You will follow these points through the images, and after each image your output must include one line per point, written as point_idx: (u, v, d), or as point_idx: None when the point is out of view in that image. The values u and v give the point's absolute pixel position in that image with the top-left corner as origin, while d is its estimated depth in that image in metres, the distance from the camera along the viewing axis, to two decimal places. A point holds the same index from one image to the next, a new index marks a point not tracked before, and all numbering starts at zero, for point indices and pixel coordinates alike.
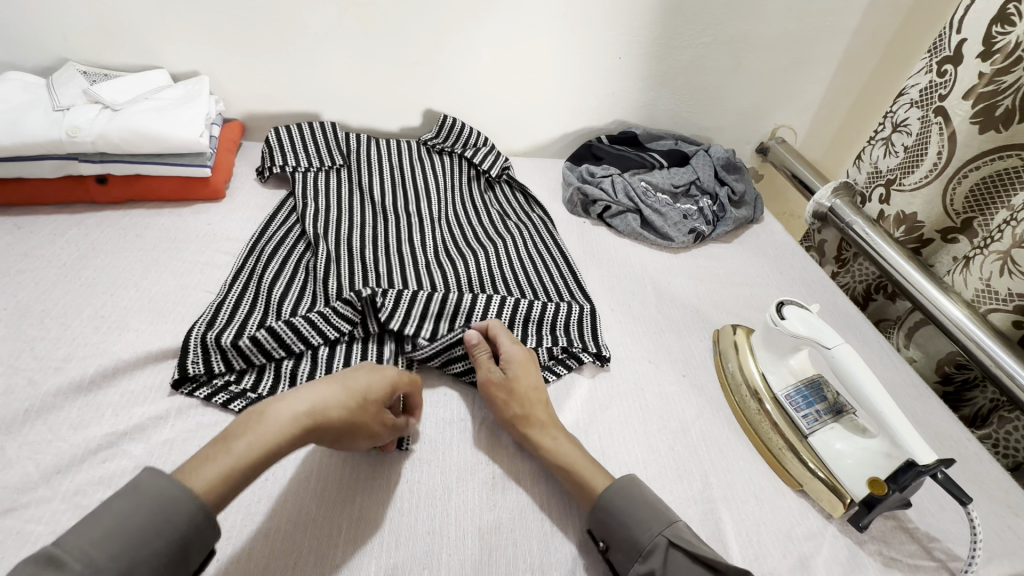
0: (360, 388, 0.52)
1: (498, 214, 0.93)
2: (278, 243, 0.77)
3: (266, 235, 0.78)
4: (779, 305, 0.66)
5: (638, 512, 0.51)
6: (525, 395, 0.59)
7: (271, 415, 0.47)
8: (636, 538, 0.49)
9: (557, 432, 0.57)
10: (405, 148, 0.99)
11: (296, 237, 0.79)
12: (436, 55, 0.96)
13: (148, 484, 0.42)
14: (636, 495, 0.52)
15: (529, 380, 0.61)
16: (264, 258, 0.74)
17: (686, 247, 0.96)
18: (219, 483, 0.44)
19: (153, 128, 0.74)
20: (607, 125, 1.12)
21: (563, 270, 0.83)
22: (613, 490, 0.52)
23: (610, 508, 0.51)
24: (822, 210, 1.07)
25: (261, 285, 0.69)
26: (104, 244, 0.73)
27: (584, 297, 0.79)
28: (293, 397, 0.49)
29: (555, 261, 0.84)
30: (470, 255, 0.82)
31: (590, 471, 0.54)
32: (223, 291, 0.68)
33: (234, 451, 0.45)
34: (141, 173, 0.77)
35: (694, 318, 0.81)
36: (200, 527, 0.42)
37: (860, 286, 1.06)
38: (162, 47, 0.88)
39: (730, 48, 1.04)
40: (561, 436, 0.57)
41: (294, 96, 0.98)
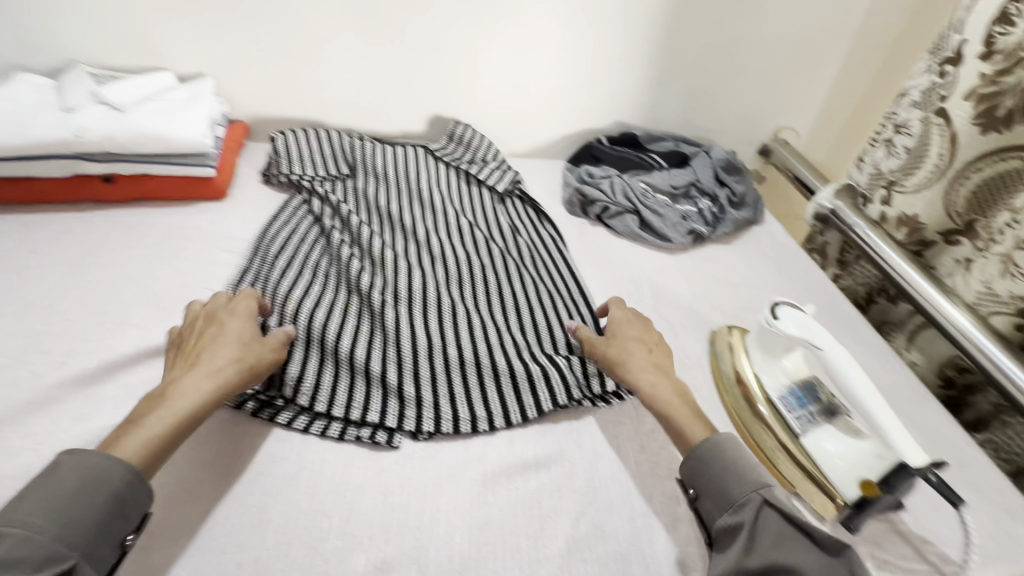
0: (218, 342, 0.56)
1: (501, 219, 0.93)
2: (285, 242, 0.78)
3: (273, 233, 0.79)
4: (774, 306, 0.66)
5: (730, 481, 0.52)
6: (624, 346, 0.65)
7: (174, 392, 0.51)
8: (730, 489, 0.51)
9: (654, 377, 0.61)
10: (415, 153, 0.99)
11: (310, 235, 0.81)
12: (437, 56, 0.97)
13: (78, 459, 0.45)
14: (716, 457, 0.53)
15: (629, 338, 0.66)
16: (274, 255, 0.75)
17: (684, 248, 0.96)
18: (149, 450, 0.47)
19: (158, 128, 0.76)
20: (608, 126, 1.12)
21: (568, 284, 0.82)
22: (706, 442, 0.55)
23: (699, 462, 0.54)
24: (823, 213, 1.06)
25: (270, 284, 0.71)
26: (110, 241, 0.75)
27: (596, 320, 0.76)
28: (192, 374, 0.53)
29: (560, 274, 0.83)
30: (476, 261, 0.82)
31: (685, 421, 0.57)
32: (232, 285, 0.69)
33: (142, 424, 0.48)
34: (147, 173, 0.79)
35: (691, 319, 0.81)
36: (135, 482, 0.45)
37: (862, 289, 1.06)
38: (168, 49, 0.90)
39: (731, 49, 1.04)
40: (659, 382, 0.61)
41: (297, 97, 0.99)
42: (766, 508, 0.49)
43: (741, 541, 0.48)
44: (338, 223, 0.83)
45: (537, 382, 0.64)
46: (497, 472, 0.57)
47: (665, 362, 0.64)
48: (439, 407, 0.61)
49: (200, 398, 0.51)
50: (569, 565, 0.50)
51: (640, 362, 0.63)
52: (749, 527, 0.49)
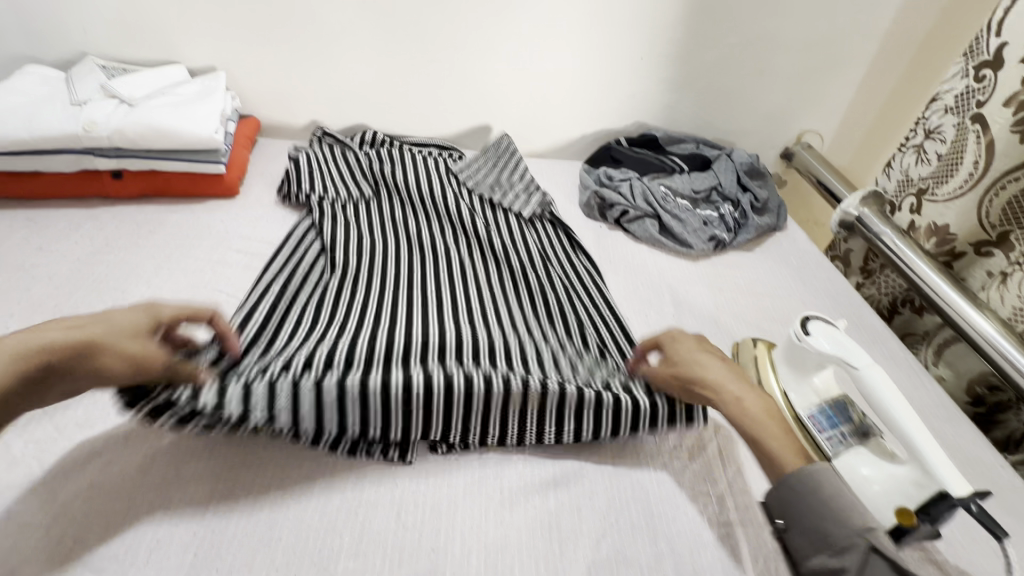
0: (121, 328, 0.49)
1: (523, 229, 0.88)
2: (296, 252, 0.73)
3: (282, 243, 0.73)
4: (804, 320, 0.63)
5: (830, 514, 0.48)
6: (695, 370, 0.57)
7: (58, 335, 0.45)
8: (829, 531, 0.48)
9: (743, 403, 0.55)
10: (435, 155, 0.94)
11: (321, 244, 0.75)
12: (454, 52, 0.94)
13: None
14: (823, 492, 0.49)
15: (700, 359, 0.58)
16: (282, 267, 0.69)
17: (706, 255, 0.93)
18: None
19: (168, 123, 0.74)
20: (626, 127, 1.09)
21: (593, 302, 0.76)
22: (797, 478, 0.50)
23: (794, 497, 0.50)
24: (848, 220, 1.03)
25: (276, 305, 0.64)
26: (119, 240, 0.73)
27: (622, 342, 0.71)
28: (79, 326, 0.47)
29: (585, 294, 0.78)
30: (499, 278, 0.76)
31: (780, 450, 0.53)
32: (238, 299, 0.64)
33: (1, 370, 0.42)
34: (156, 169, 0.77)
35: (714, 330, 0.78)
36: None
37: (886, 299, 1.02)
38: (180, 42, 0.88)
39: (757, 49, 1.01)
40: (748, 408, 0.55)
41: (310, 93, 0.97)
42: (873, 556, 0.45)
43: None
44: (352, 233, 0.78)
45: (571, 412, 0.59)
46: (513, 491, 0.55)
47: (747, 382, 0.58)
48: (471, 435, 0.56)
49: (72, 342, 0.45)
50: None
51: (728, 387, 0.56)
52: (854, 574, 0.45)
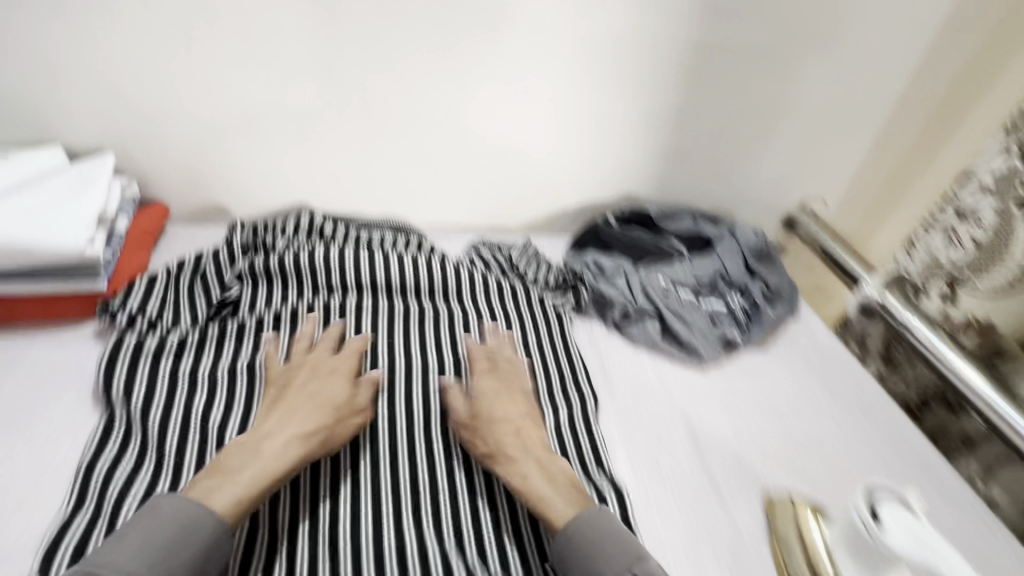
0: (332, 399, 0.56)
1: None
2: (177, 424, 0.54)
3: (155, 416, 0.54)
4: (868, 495, 0.49)
5: (598, 548, 0.48)
6: (490, 427, 0.57)
7: (263, 444, 0.50)
8: (598, 568, 0.47)
9: (525, 465, 0.54)
10: (397, 258, 0.76)
11: (217, 412, 0.56)
12: (408, 124, 0.79)
13: (157, 511, 0.44)
14: (591, 526, 0.49)
15: (496, 413, 0.59)
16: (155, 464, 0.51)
17: (716, 360, 0.78)
18: (241, 504, 0.46)
19: (21, 238, 0.56)
20: (612, 200, 0.95)
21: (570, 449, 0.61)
22: (580, 522, 0.50)
23: (569, 545, 0.49)
24: (869, 304, 0.90)
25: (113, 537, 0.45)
26: None
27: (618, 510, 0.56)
28: (277, 419, 0.53)
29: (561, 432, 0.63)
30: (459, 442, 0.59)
31: (550, 502, 0.52)
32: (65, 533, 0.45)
33: (224, 473, 0.48)
34: (8, 291, 0.58)
35: (737, 477, 0.63)
36: (222, 540, 0.45)
37: (917, 394, 0.90)
38: (60, 119, 0.70)
39: (757, 115, 0.89)
40: (530, 470, 0.54)
41: (232, 171, 0.79)
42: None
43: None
44: (260, 387, 0.59)
45: None
46: None
47: (534, 437, 0.58)
48: None
49: (293, 449, 0.51)
50: None
51: (512, 442, 0.56)
52: None
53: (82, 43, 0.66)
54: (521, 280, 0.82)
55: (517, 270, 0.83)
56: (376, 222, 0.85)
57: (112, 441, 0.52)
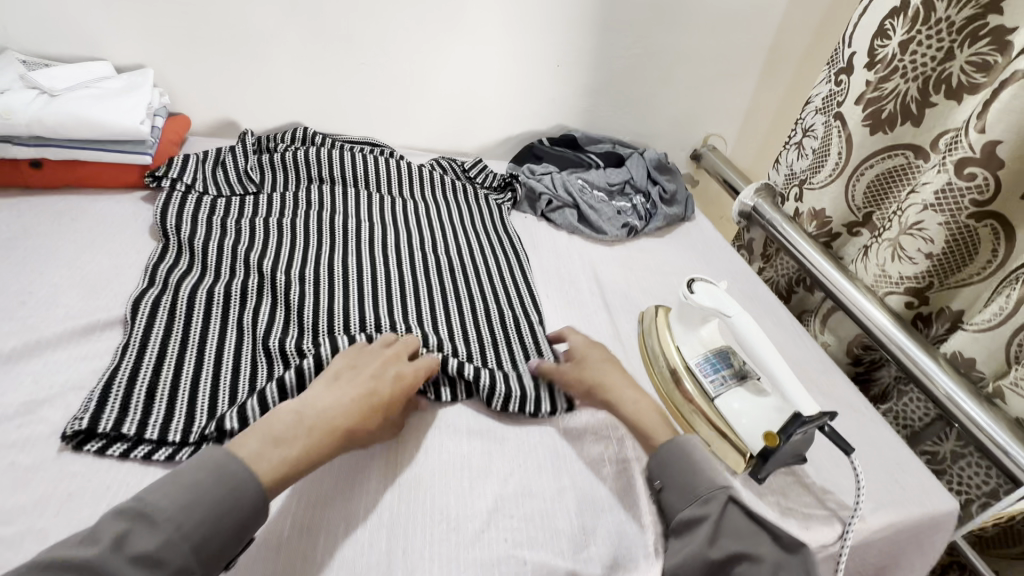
0: (392, 385, 0.55)
1: (455, 233, 0.92)
2: (216, 246, 0.74)
3: (199, 242, 0.74)
4: (690, 282, 0.71)
5: (693, 471, 0.54)
6: (592, 373, 0.65)
7: (306, 414, 0.50)
8: (696, 485, 0.53)
9: (643, 405, 0.62)
10: (371, 157, 0.99)
11: (244, 244, 0.76)
12: (383, 57, 1.01)
13: (219, 458, 0.44)
14: (691, 452, 0.56)
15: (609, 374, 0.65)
16: (202, 268, 0.71)
17: (620, 241, 1.02)
18: (285, 471, 0.46)
19: (92, 113, 0.76)
20: (548, 129, 1.18)
21: (506, 279, 0.84)
22: (672, 447, 0.57)
23: (669, 457, 0.56)
24: (746, 210, 1.15)
25: (180, 295, 0.64)
26: (35, 226, 0.73)
27: (535, 310, 0.78)
28: (329, 398, 0.52)
29: (499, 270, 0.85)
30: (422, 272, 0.80)
31: (655, 428, 0.60)
32: (144, 291, 0.64)
33: (275, 437, 0.47)
34: (80, 158, 0.78)
35: (623, 303, 0.86)
36: (259, 512, 0.44)
37: (784, 279, 1.14)
38: (106, 41, 0.89)
39: (659, 59, 1.13)
40: (638, 403, 0.62)
41: (239, 92, 0.99)
42: (729, 504, 0.51)
43: (704, 532, 0.49)
44: (276, 231, 0.80)
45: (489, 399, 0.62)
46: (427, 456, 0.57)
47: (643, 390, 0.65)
48: None
49: (326, 426, 0.50)
50: (497, 519, 0.52)
51: (625, 387, 0.63)
52: (713, 519, 0.50)
53: None
54: (471, 182, 1.05)
55: (468, 174, 1.05)
56: (357, 138, 1.06)
57: (169, 254, 0.71)
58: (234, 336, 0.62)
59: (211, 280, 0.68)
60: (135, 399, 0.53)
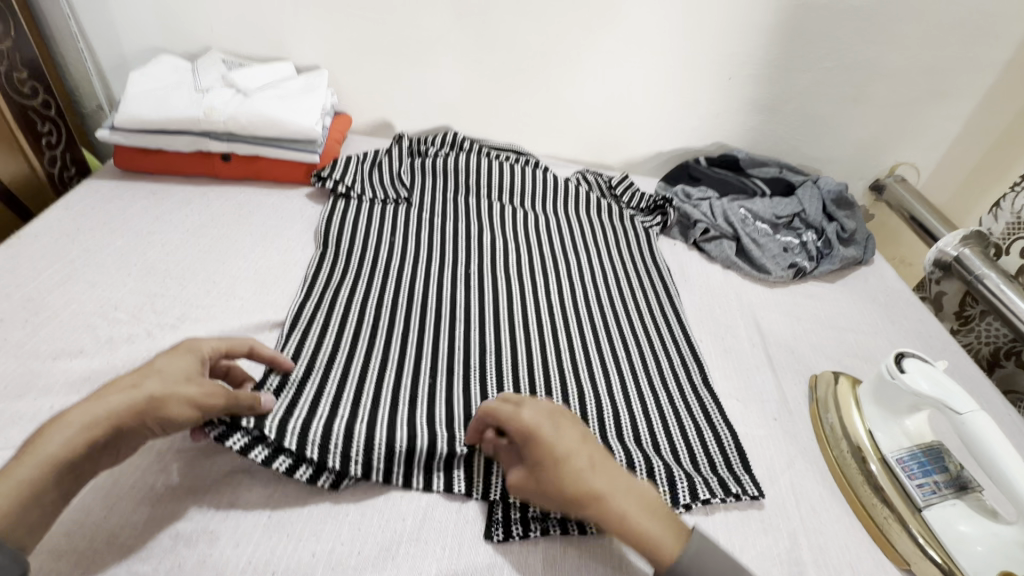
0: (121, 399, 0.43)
1: (601, 260, 0.85)
2: (371, 257, 0.75)
3: (353, 253, 0.75)
4: (898, 356, 0.59)
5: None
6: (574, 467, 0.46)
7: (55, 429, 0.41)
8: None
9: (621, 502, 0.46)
10: (518, 169, 0.96)
11: (395, 255, 0.76)
12: (542, 64, 0.97)
13: None
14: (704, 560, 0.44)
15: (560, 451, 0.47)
16: (354, 277, 0.71)
17: (783, 282, 0.89)
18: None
19: (277, 114, 0.80)
20: (705, 147, 1.07)
21: (654, 317, 0.76)
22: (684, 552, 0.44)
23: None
24: (945, 259, 0.96)
25: (338, 304, 0.66)
26: (220, 215, 0.79)
27: (693, 363, 0.70)
28: (76, 414, 0.42)
29: (647, 306, 0.78)
30: (563, 305, 0.75)
31: (655, 534, 0.45)
32: (303, 301, 0.65)
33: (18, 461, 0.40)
34: (260, 154, 0.83)
35: (790, 359, 0.74)
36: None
37: (985, 348, 0.94)
38: (292, 42, 0.95)
39: (853, 74, 0.97)
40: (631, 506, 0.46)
41: (399, 93, 1.01)
42: None
43: None
44: (421, 244, 0.80)
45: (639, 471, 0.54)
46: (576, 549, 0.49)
47: (609, 469, 0.47)
48: None
49: (76, 442, 0.41)
50: None
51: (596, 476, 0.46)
52: None
53: None
54: (616, 201, 0.98)
55: (615, 192, 0.99)
56: (503, 145, 1.04)
57: (328, 260, 0.72)
58: (380, 359, 0.60)
59: (364, 291, 0.69)
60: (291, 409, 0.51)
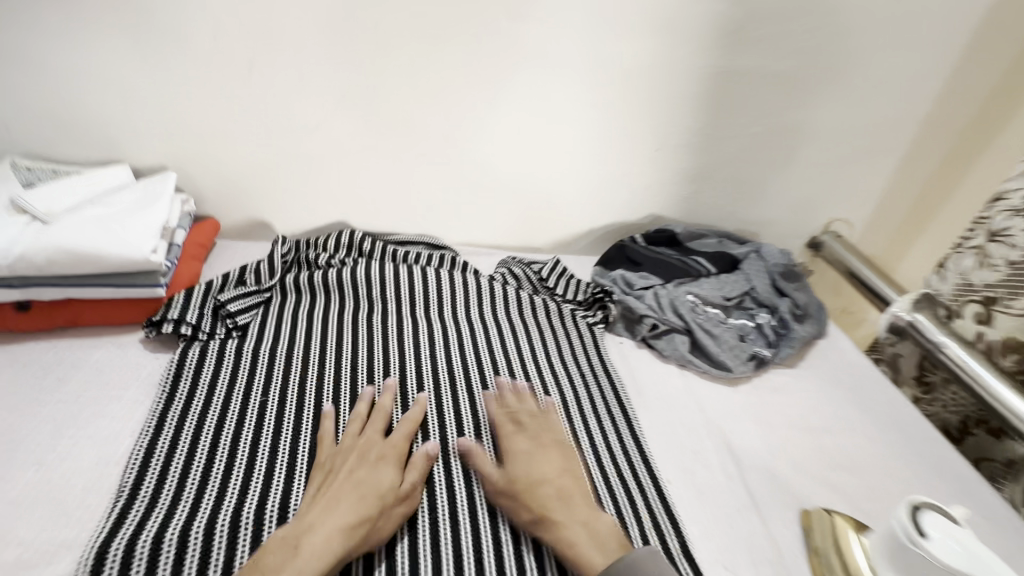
0: (389, 472, 0.51)
1: (547, 380, 0.69)
2: (228, 438, 0.55)
3: (208, 433, 0.55)
4: (912, 510, 0.48)
5: None
6: (533, 484, 0.52)
7: (302, 542, 0.44)
8: None
9: (573, 528, 0.48)
10: (433, 273, 0.80)
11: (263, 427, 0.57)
12: (448, 147, 0.83)
13: None
14: (658, 571, 0.44)
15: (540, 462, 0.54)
16: (202, 476, 0.51)
17: (746, 376, 0.79)
18: None
19: (91, 245, 0.60)
20: (640, 221, 0.97)
21: (614, 458, 0.61)
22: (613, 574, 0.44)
23: None
24: (899, 324, 0.90)
25: (163, 542, 0.45)
26: (11, 394, 0.56)
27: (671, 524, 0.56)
28: (320, 509, 0.47)
29: (606, 444, 0.63)
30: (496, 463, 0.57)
31: (590, 555, 0.47)
32: (113, 535, 0.45)
33: (259, 574, 0.42)
34: (73, 296, 0.62)
35: (773, 491, 0.62)
36: None
37: (955, 418, 0.88)
38: (129, 140, 0.76)
39: (781, 138, 0.92)
40: (578, 529, 0.48)
41: (279, 189, 0.83)
42: None
43: None
44: (294, 404, 0.60)
45: None
46: None
47: (572, 491, 0.52)
48: None
49: (334, 536, 0.45)
50: None
51: (561, 498, 0.51)
52: None
53: (145, 72, 0.70)
54: (551, 295, 0.84)
55: (547, 284, 0.85)
56: (414, 238, 0.88)
57: (179, 447, 0.53)
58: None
59: (207, 504, 0.49)
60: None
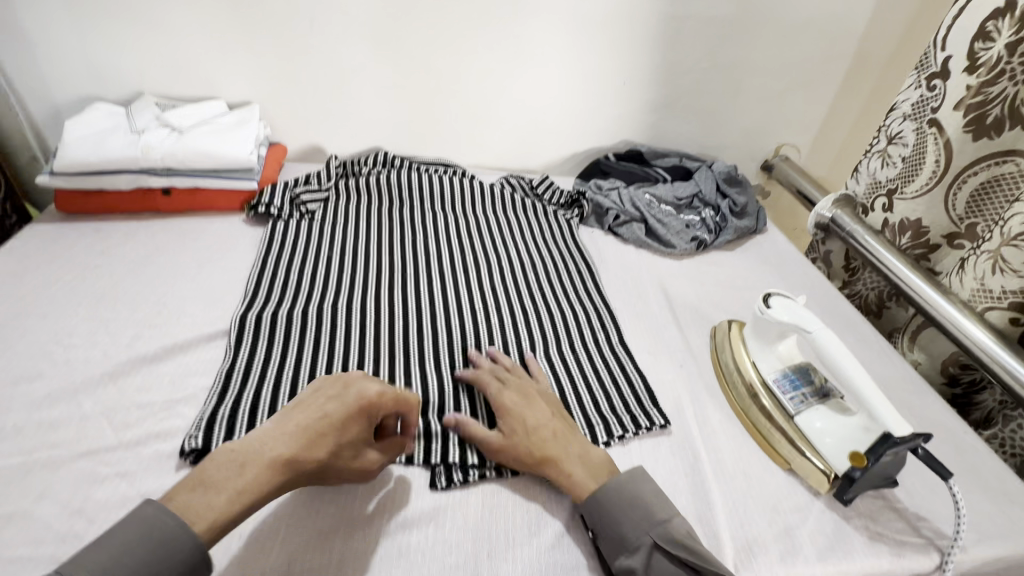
0: (343, 412, 0.53)
1: (529, 250, 0.95)
2: (310, 270, 0.82)
3: (297, 266, 0.82)
4: (767, 296, 0.70)
5: (626, 518, 0.53)
6: (526, 437, 0.58)
7: (248, 460, 0.48)
8: (625, 534, 0.52)
9: (572, 464, 0.57)
10: (447, 179, 1.05)
11: (332, 266, 0.84)
12: (458, 82, 1.07)
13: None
14: (624, 494, 0.55)
15: (527, 421, 0.59)
16: (296, 290, 0.78)
17: (689, 254, 1.01)
18: (213, 519, 0.45)
19: (211, 146, 0.87)
20: (614, 145, 1.20)
21: (575, 291, 0.86)
22: (601, 493, 0.54)
23: (597, 507, 0.54)
24: (823, 221, 1.10)
25: (279, 313, 0.72)
26: (166, 245, 0.84)
27: (612, 325, 0.80)
28: (274, 433, 0.50)
29: (570, 284, 0.88)
30: (489, 295, 0.82)
31: (579, 477, 0.56)
32: (247, 308, 0.72)
33: (206, 486, 0.46)
34: (201, 185, 0.89)
35: (694, 317, 0.86)
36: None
37: (871, 294, 1.07)
38: (221, 81, 1.02)
39: (729, 71, 1.12)
40: (575, 470, 0.57)
41: (330, 120, 1.09)
42: (655, 552, 0.51)
43: None
44: (351, 255, 0.87)
45: None
46: (504, 504, 0.57)
47: (570, 434, 0.60)
48: (467, 445, 0.61)
49: (278, 460, 0.49)
50: (574, 529, 0.56)
51: (554, 444, 0.58)
52: (642, 571, 0.50)
53: (235, 28, 0.96)
54: (538, 199, 1.08)
55: (536, 192, 1.08)
56: (432, 159, 1.14)
57: (279, 273, 0.80)
58: (325, 355, 0.67)
59: (302, 300, 0.76)
60: (238, 416, 0.58)
